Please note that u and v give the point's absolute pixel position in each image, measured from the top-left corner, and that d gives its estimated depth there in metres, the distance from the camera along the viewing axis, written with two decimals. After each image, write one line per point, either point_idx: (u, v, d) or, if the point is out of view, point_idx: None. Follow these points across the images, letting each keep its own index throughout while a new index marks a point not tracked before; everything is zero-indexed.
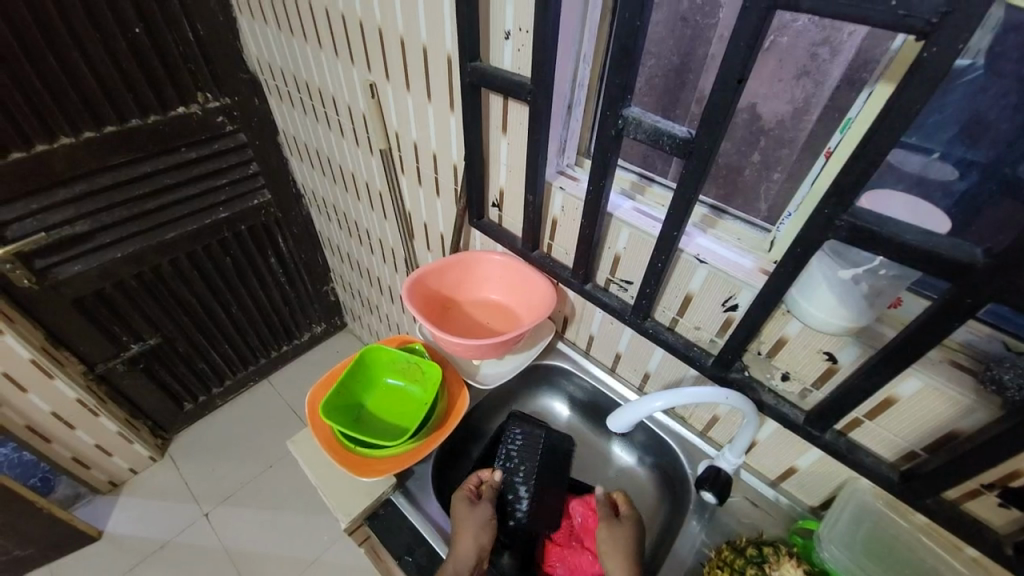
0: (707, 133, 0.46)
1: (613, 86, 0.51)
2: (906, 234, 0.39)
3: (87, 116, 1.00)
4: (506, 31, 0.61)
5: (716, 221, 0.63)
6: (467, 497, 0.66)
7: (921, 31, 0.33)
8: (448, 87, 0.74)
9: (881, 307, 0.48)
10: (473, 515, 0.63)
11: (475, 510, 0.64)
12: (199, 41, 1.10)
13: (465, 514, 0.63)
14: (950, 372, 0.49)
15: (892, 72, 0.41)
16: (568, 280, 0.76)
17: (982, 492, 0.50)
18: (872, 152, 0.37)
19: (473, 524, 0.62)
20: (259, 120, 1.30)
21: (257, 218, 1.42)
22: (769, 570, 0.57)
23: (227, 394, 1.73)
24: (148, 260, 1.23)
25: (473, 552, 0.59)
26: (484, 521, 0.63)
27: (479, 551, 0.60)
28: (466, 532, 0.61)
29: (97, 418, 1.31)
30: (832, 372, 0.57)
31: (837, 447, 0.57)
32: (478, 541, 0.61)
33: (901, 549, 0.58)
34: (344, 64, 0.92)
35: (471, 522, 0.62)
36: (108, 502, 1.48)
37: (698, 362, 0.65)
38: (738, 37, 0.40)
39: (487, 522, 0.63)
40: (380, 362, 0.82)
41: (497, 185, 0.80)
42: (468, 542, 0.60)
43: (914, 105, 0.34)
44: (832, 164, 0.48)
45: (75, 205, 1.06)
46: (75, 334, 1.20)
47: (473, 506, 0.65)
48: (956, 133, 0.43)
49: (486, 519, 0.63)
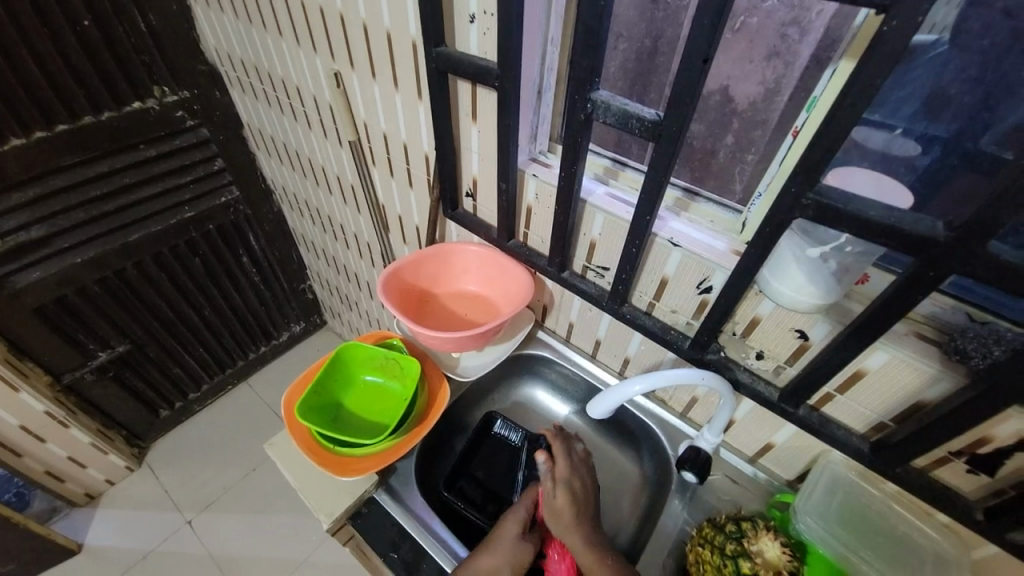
0: (675, 114, 0.46)
1: (581, 69, 0.50)
2: (869, 211, 0.40)
3: (36, 115, 0.94)
4: (471, 14, 0.60)
5: (689, 204, 0.63)
6: (517, 527, 0.63)
7: (880, 4, 0.33)
8: (414, 75, 0.72)
9: (849, 284, 0.49)
10: (512, 547, 0.60)
11: (520, 548, 0.60)
12: (152, 32, 1.05)
13: (509, 547, 0.60)
14: (917, 344, 0.50)
15: (854, 48, 0.41)
16: (546, 269, 0.75)
17: (950, 459, 0.52)
18: (837, 128, 0.37)
19: (507, 556, 0.59)
20: (221, 114, 1.25)
21: (225, 216, 1.38)
22: (748, 545, 0.58)
23: (204, 398, 1.69)
24: (112, 264, 1.18)
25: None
26: (519, 561, 0.59)
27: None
28: (494, 557, 0.59)
29: (68, 430, 1.27)
30: (804, 349, 0.58)
31: (810, 421, 0.58)
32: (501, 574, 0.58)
33: (873, 517, 0.60)
34: (306, 52, 0.89)
35: (508, 556, 0.59)
36: (85, 515, 1.44)
37: (674, 344, 0.66)
38: (702, 15, 0.39)
39: (522, 564, 0.59)
40: (357, 359, 0.81)
41: (469, 174, 0.79)
42: (489, 571, 0.58)
43: (874, 82, 0.35)
44: (799, 142, 0.48)
45: (30, 209, 1.01)
46: (37, 344, 1.15)
47: (520, 541, 0.61)
48: (917, 109, 0.44)
49: (523, 561, 0.59)
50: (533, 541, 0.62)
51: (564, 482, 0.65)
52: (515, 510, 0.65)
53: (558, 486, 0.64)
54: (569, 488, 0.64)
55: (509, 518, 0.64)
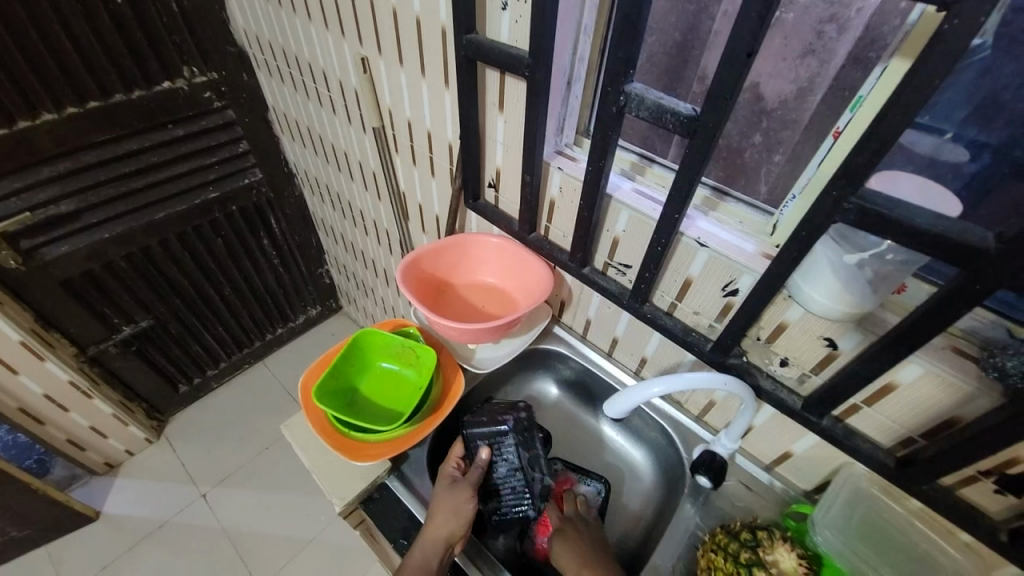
0: (712, 111, 0.44)
1: (616, 60, 0.48)
2: (916, 217, 0.38)
3: (69, 91, 0.96)
4: (503, 1, 0.58)
5: (718, 204, 0.61)
6: (447, 480, 0.65)
7: (941, 2, 0.31)
8: (443, 62, 0.71)
9: (886, 292, 0.47)
10: (449, 496, 0.62)
11: (455, 491, 0.62)
12: (184, 12, 1.05)
13: (445, 497, 0.62)
14: (953, 359, 0.48)
15: (909, 46, 0.39)
16: (566, 264, 0.74)
17: (979, 478, 0.50)
18: (887, 129, 0.36)
19: (448, 508, 0.61)
20: (248, 96, 1.25)
21: (249, 198, 1.39)
22: (763, 554, 0.57)
23: (221, 376, 1.72)
24: (138, 241, 1.20)
25: (440, 540, 0.59)
26: (460, 504, 0.61)
27: (453, 535, 0.59)
28: (437, 516, 0.60)
29: (91, 400, 1.31)
30: (831, 358, 0.56)
31: (834, 432, 0.56)
32: (452, 525, 0.59)
33: (894, 533, 0.58)
34: (335, 36, 0.89)
35: (450, 502, 0.61)
36: (104, 483, 1.48)
37: (695, 347, 0.64)
38: (749, 5, 0.37)
39: (463, 505, 0.61)
40: (374, 346, 0.81)
41: (493, 164, 0.78)
42: (439, 528, 0.59)
43: (932, 82, 0.33)
44: (841, 144, 0.46)
45: (61, 183, 1.03)
46: (65, 315, 1.18)
47: (452, 491, 0.63)
48: (968, 114, 0.42)
49: (463, 502, 0.61)
50: (467, 477, 0.64)
51: (573, 540, 0.61)
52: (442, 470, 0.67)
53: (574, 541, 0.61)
54: (583, 546, 0.61)
55: (439, 478, 0.66)
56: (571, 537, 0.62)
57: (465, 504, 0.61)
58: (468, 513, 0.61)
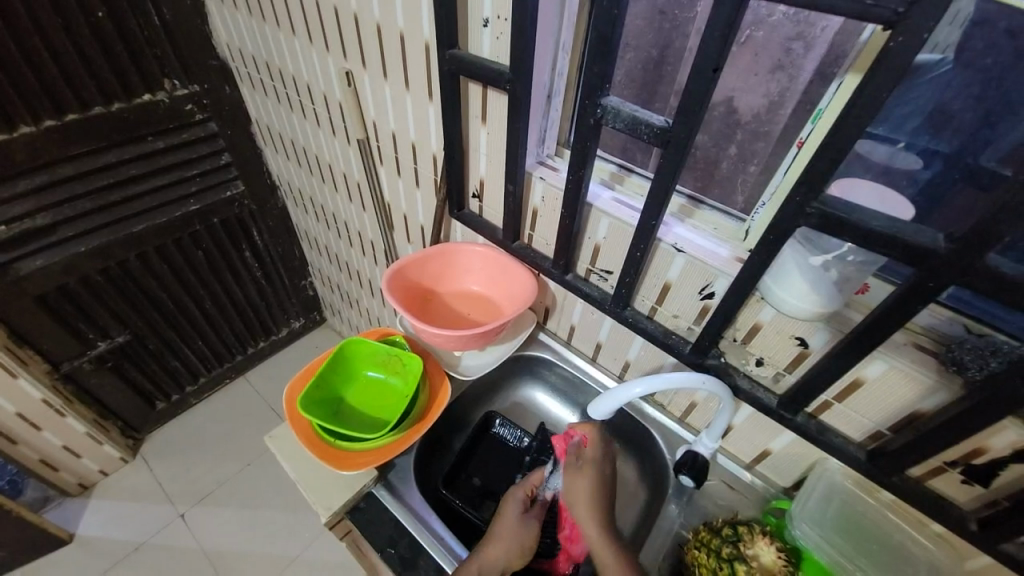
0: (683, 121, 0.46)
1: (592, 75, 0.51)
2: (872, 221, 0.41)
3: (46, 103, 0.95)
4: (484, 18, 0.61)
5: (693, 211, 0.64)
6: (519, 507, 0.66)
7: (888, 21, 0.34)
8: (426, 76, 0.73)
9: (849, 293, 0.50)
10: (518, 527, 0.64)
11: (525, 525, 0.64)
12: (166, 26, 1.05)
13: (515, 529, 0.63)
14: (914, 354, 0.51)
15: (861, 62, 0.42)
16: (550, 271, 0.76)
17: (946, 469, 0.53)
18: (841, 138, 0.38)
19: (515, 537, 0.62)
20: (231, 109, 1.26)
21: (230, 210, 1.38)
22: (743, 549, 0.59)
23: (201, 392, 1.69)
24: (115, 255, 1.18)
25: (502, 562, 0.60)
26: (525, 539, 0.63)
27: (512, 563, 0.61)
28: (503, 539, 0.62)
29: (64, 419, 1.27)
30: (803, 357, 0.59)
31: (807, 428, 0.59)
32: (513, 552, 0.61)
33: (869, 525, 0.60)
34: (319, 51, 0.90)
35: (517, 535, 0.63)
36: (78, 506, 1.43)
37: (675, 349, 0.66)
38: (713, 25, 0.40)
39: (527, 543, 0.63)
40: (360, 355, 0.81)
41: (476, 175, 0.80)
42: (500, 552, 0.60)
43: (879, 97, 0.35)
44: (803, 154, 0.49)
45: (37, 197, 1.01)
46: (39, 331, 1.15)
47: (523, 522, 0.64)
48: (922, 122, 0.45)
49: (529, 540, 0.63)
50: (536, 514, 0.67)
51: (583, 481, 0.66)
52: (512, 492, 0.69)
53: (585, 474, 0.67)
54: (587, 486, 0.66)
55: (510, 500, 0.68)
56: (581, 480, 0.66)
57: (529, 543, 0.63)
58: (527, 552, 0.63)
